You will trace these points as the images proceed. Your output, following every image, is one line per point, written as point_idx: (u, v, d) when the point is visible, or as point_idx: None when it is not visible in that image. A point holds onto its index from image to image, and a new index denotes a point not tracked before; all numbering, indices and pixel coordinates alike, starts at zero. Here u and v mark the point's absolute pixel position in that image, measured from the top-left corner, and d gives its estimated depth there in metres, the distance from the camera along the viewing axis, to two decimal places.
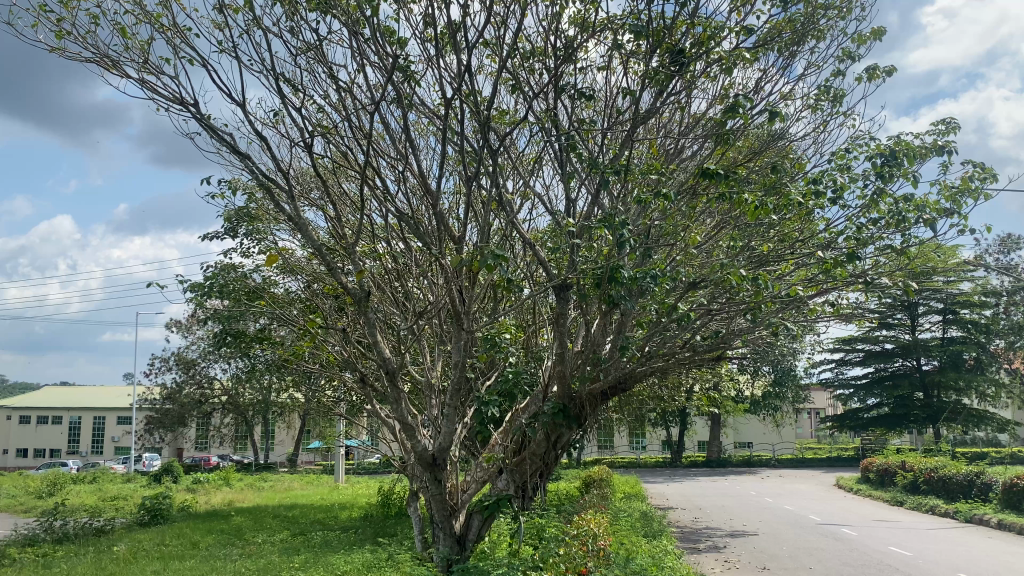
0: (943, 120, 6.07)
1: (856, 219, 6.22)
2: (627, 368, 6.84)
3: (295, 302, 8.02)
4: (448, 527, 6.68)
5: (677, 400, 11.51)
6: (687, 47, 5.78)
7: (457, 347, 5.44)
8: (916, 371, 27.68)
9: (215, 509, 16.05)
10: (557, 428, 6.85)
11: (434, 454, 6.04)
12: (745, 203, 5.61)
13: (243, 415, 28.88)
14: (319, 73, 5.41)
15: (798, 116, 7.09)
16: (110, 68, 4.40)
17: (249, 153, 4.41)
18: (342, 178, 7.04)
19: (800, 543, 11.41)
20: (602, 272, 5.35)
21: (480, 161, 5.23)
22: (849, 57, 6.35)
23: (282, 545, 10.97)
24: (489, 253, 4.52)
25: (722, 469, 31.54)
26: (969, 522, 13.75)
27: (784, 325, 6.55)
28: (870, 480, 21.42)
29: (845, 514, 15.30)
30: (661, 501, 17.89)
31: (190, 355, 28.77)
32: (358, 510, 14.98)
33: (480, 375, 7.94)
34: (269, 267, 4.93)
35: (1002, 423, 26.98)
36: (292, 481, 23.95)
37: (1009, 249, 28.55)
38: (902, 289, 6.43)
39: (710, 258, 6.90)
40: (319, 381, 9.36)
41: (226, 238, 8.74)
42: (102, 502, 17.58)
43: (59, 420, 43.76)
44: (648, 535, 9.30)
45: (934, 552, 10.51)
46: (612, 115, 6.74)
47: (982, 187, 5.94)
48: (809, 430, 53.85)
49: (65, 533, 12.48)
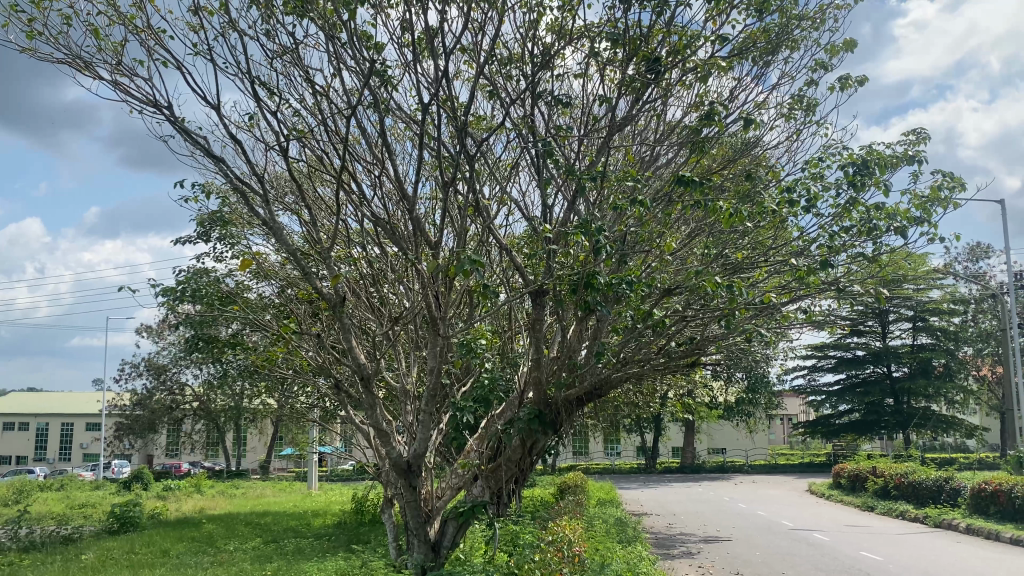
0: (912, 131, 6.17)
1: (829, 227, 6.27)
2: (603, 374, 6.87)
3: (269, 307, 7.96)
4: (423, 534, 6.66)
5: (652, 406, 11.58)
6: (665, 56, 5.90)
7: (433, 354, 5.47)
8: (886, 378, 28.07)
9: (185, 517, 15.83)
10: (533, 434, 6.83)
11: (409, 460, 6.04)
12: (720, 211, 5.67)
13: (215, 421, 28.52)
14: (295, 76, 5.41)
15: (772, 125, 7.19)
16: (82, 70, 4.37)
17: (223, 156, 4.38)
18: (317, 182, 7.03)
19: (773, 548, 11.50)
20: (578, 278, 5.46)
21: (457, 166, 5.23)
22: (822, 67, 6.47)
23: (254, 553, 10.86)
24: (466, 258, 4.52)
25: (696, 475, 31.72)
26: (939, 527, 13.93)
27: (757, 332, 6.61)
28: (841, 486, 21.64)
29: (817, 519, 15.44)
30: (636, 507, 17.96)
31: (161, 360, 28.44)
32: (332, 517, 14.85)
33: (457, 381, 7.92)
34: (244, 271, 4.90)
35: (970, 429, 27.39)
36: (266, 488, 23.71)
37: (978, 257, 29.06)
38: (873, 297, 6.51)
39: (685, 265, 6.96)
40: (292, 387, 9.29)
41: (198, 242, 8.68)
42: (69, 510, 17.28)
43: (26, 427, 43.11)
44: (622, 541, 9.33)
45: (905, 556, 10.63)
46: (589, 121, 6.80)
47: (952, 196, 6.04)
48: (783, 436, 54.38)
49: (31, 542, 12.26)
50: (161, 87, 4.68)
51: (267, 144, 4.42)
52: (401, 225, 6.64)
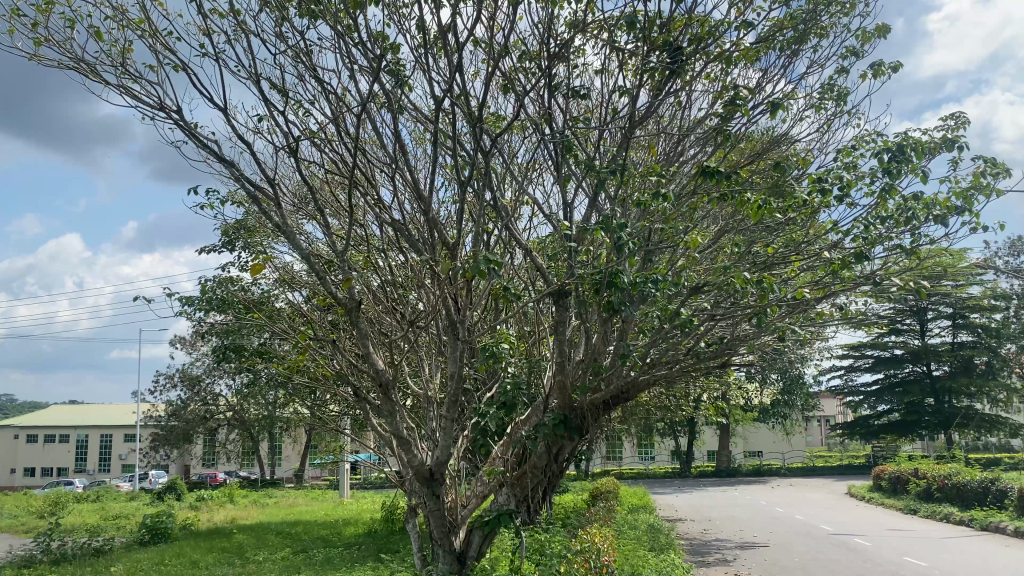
0: (951, 115, 5.85)
1: (865, 220, 5.96)
2: (630, 377, 6.61)
3: (292, 315, 7.83)
4: (448, 544, 6.40)
5: (684, 409, 11.31)
6: (686, 44, 5.70)
7: (453, 358, 5.23)
8: (926, 377, 27.42)
9: (217, 527, 15.79)
10: (558, 440, 6.60)
11: (431, 468, 5.81)
12: (747, 203, 5.43)
13: (248, 431, 28.59)
14: (309, 78, 5.26)
15: (802, 116, 6.98)
16: (89, 75, 4.26)
17: (233, 161, 4.25)
18: (337, 187, 6.89)
19: (813, 554, 11.11)
20: (601, 278, 5.26)
21: (474, 165, 5.02)
22: (852, 54, 6.28)
23: (282, 563, 10.75)
24: (481, 258, 4.35)
25: (731, 480, 31.17)
26: (985, 530, 13.42)
27: (790, 330, 6.32)
28: (882, 488, 21.03)
29: (858, 523, 14.98)
30: (671, 513, 17.60)
31: (195, 371, 28.69)
32: (363, 525, 14.73)
33: (481, 387, 7.69)
34: (256, 278, 4.72)
35: (1015, 429, 26.54)
36: (297, 498, 23.67)
37: (1020, 251, 28.20)
38: (913, 292, 6.18)
39: (713, 264, 6.71)
40: (319, 395, 9.17)
41: (224, 252, 8.63)
42: (103, 521, 17.35)
43: (66, 439, 43.82)
44: (654, 549, 9.06)
45: (950, 561, 10.19)
46: (611, 116, 6.63)
47: (994, 182, 5.73)
48: (820, 439, 53.72)
49: (63, 554, 12.30)
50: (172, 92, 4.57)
51: (280, 146, 4.26)
52: (421, 228, 6.45)
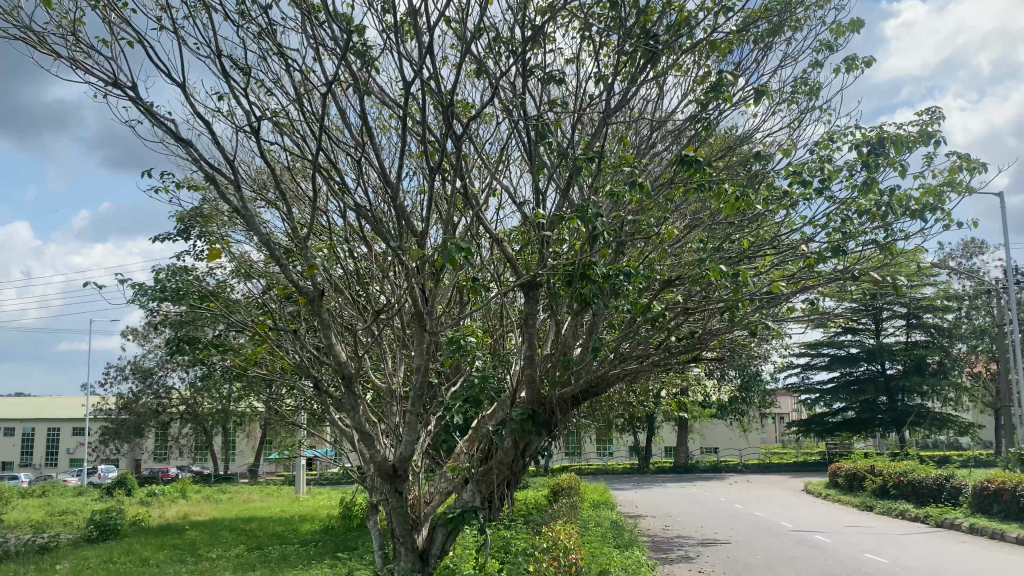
0: (927, 109, 5.77)
1: (840, 213, 5.88)
2: (599, 371, 6.48)
3: (250, 306, 7.50)
4: (411, 542, 6.16)
5: (646, 405, 11.22)
6: (664, 32, 5.53)
7: (420, 351, 5.00)
8: (880, 375, 27.85)
9: (169, 523, 15.33)
10: (526, 435, 6.41)
11: (395, 464, 5.57)
12: (723, 195, 5.29)
13: (203, 425, 27.93)
14: (273, 57, 4.97)
15: (773, 111, 6.88)
16: (38, 45, 3.94)
17: (192, 143, 3.96)
18: (301, 176, 6.60)
19: (775, 551, 11.09)
20: (573, 269, 5.08)
21: (445, 155, 4.72)
22: (827, 48, 6.20)
23: (237, 561, 10.39)
24: (454, 247, 4.11)
25: (690, 476, 31.36)
26: (940, 526, 13.59)
27: (762, 325, 6.22)
28: (838, 485, 21.23)
29: (816, 520, 15.07)
30: (631, 509, 17.53)
31: (148, 364, 27.94)
32: (320, 522, 14.36)
33: (446, 381, 7.45)
34: (214, 264, 4.43)
35: (964, 427, 27.10)
36: (253, 493, 23.18)
37: (972, 253, 28.79)
38: (885, 289, 6.11)
39: (684, 257, 6.59)
40: (277, 388, 8.85)
41: (179, 240, 8.27)
42: (49, 517, 16.75)
43: (12, 432, 42.56)
44: (619, 546, 8.93)
45: (911, 558, 10.23)
46: (583, 105, 6.45)
47: (969, 178, 5.68)
48: (775, 436, 54.54)
49: (5, 552, 11.77)
50: (129, 69, 4.26)
51: (244, 129, 3.97)
52: (387, 218, 6.19)
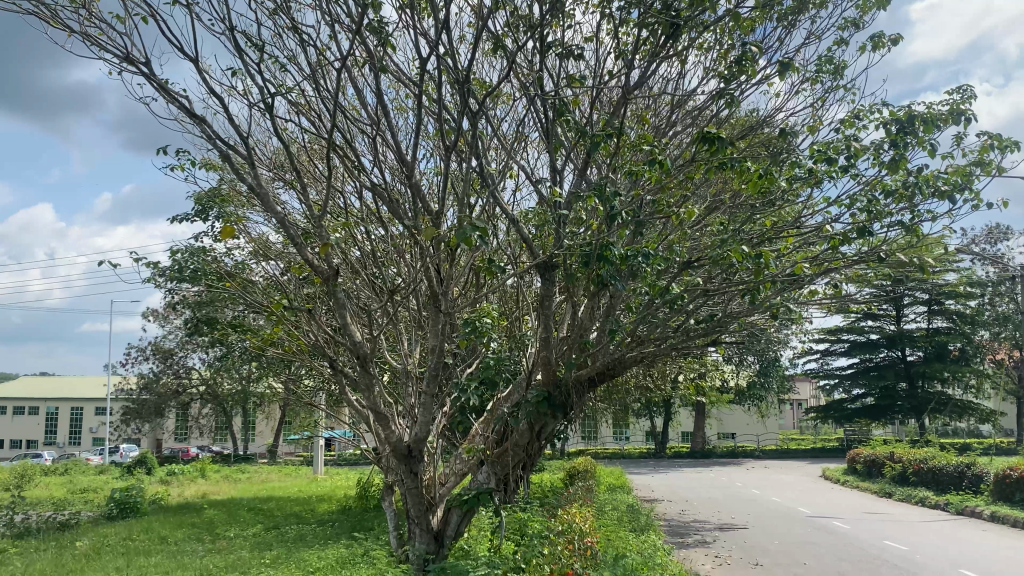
0: (958, 87, 5.60)
1: (866, 195, 5.74)
2: (615, 354, 6.38)
3: (267, 287, 7.48)
4: (425, 523, 6.14)
5: (663, 390, 11.13)
6: (685, 7, 5.39)
7: (434, 331, 4.94)
8: (900, 362, 27.56)
9: (187, 503, 15.44)
10: (541, 417, 6.35)
11: (410, 445, 5.53)
12: (746, 174, 5.15)
13: (221, 406, 28.15)
14: (288, 33, 4.89)
15: (796, 90, 6.73)
16: (50, 20, 3.89)
17: (206, 120, 3.90)
18: (316, 155, 6.54)
19: (793, 537, 10.99)
20: (590, 249, 4.98)
21: (462, 134, 4.64)
22: (853, 26, 6.04)
23: (254, 541, 10.42)
24: (468, 226, 4.03)
25: (707, 461, 31.24)
26: (961, 514, 13.42)
27: (784, 307, 6.10)
28: (857, 472, 21.06)
29: (834, 507, 14.92)
30: (647, 494, 17.48)
31: (167, 345, 28.13)
32: (337, 503, 14.39)
33: (462, 363, 7.41)
34: (228, 242, 4.38)
35: (986, 414, 26.79)
36: (271, 474, 23.33)
37: (996, 239, 28.34)
38: (910, 271, 5.96)
39: (703, 239, 6.47)
40: (293, 369, 8.83)
41: (196, 220, 8.24)
42: (70, 495, 16.92)
43: (36, 412, 43.09)
44: (635, 530, 8.88)
45: (931, 546, 10.09)
46: (602, 84, 6.32)
47: (1000, 159, 5.51)
48: (793, 423, 54.31)
49: (26, 528, 11.88)
50: (142, 45, 4.20)
51: (258, 105, 3.90)
52: (403, 198, 6.11)
